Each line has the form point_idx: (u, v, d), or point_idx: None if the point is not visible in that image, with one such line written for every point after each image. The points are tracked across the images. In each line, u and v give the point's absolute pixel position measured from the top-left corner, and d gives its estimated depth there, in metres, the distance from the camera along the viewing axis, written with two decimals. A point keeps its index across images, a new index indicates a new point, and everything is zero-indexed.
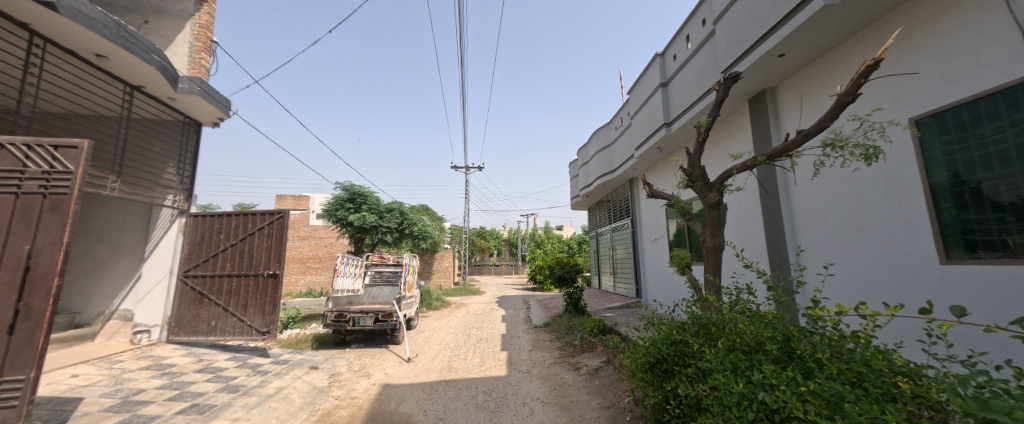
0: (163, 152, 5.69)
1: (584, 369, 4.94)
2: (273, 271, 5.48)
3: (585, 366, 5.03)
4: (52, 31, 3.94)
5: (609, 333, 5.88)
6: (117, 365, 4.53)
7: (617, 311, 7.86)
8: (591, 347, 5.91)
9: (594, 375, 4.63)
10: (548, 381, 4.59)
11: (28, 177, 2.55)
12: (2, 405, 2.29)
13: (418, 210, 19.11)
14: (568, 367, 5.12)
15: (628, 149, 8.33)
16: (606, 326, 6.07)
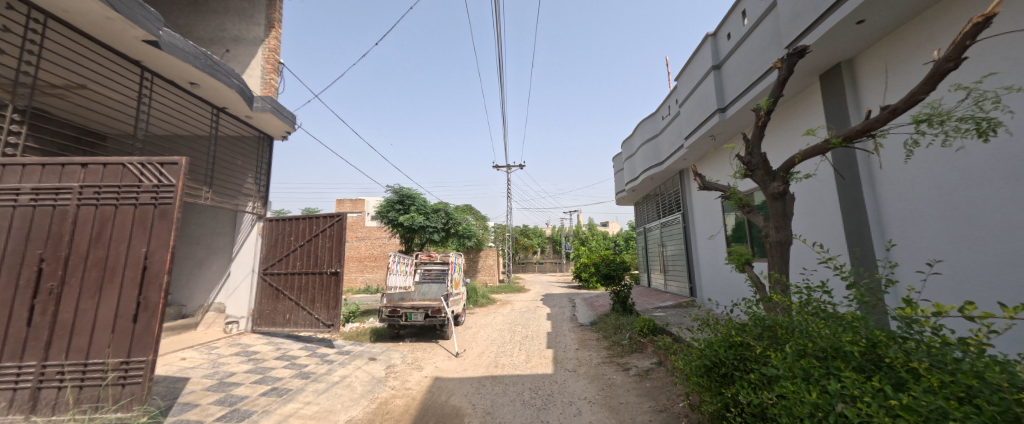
0: (242, 165, 6.43)
1: (633, 370, 4.76)
2: (334, 269, 5.97)
3: (635, 367, 4.84)
4: (157, 65, 4.60)
5: (660, 333, 5.60)
6: (214, 350, 5.23)
7: (669, 311, 7.48)
8: (641, 347, 5.68)
9: (645, 376, 4.44)
10: (596, 381, 4.48)
11: (143, 191, 3.00)
12: (131, 380, 2.75)
13: (463, 210, 19.66)
14: (617, 367, 4.96)
15: (677, 139, 7.86)
16: (657, 327, 5.81)
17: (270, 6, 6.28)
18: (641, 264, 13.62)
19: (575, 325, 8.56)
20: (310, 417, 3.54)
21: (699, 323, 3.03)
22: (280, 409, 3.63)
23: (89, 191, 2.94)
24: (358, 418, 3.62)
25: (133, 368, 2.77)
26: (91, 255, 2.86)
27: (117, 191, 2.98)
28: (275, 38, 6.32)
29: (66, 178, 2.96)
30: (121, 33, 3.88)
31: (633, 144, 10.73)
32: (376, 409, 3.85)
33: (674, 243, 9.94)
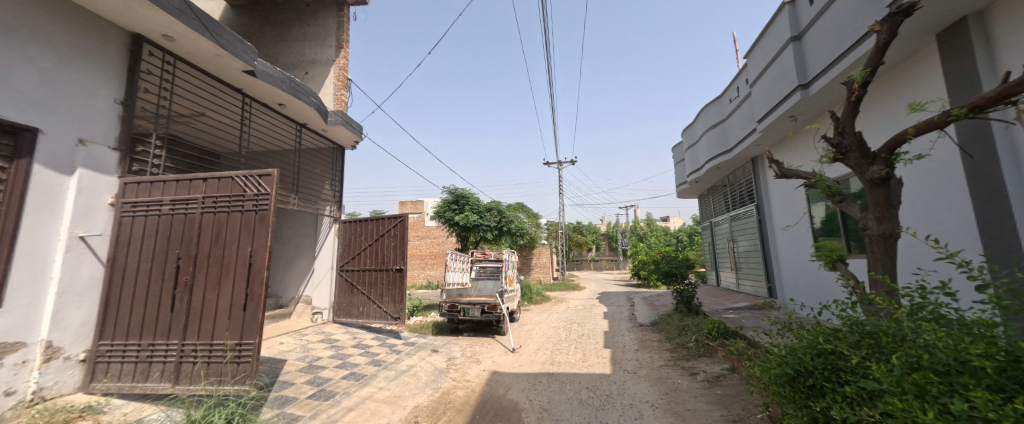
0: (320, 173, 7.19)
1: (701, 375, 4.43)
2: (399, 266, 6.41)
3: (703, 372, 4.50)
4: (254, 91, 5.33)
5: (733, 337, 5.11)
6: (304, 337, 5.93)
7: (744, 313, 6.81)
8: (710, 351, 5.25)
9: (715, 383, 4.10)
10: (659, 385, 4.25)
11: (247, 200, 3.48)
12: (244, 359, 3.19)
13: (515, 207, 19.87)
14: (682, 371, 4.65)
15: (748, 122, 7.12)
16: (730, 330, 5.25)
17: (340, 29, 6.92)
18: (707, 261, 12.62)
19: (635, 325, 8.20)
20: (382, 401, 3.87)
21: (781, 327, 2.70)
22: (358, 392, 4.00)
23: (209, 200, 3.51)
24: (423, 405, 3.86)
25: (245, 349, 3.21)
26: (211, 254, 3.41)
27: (228, 200, 3.50)
28: (344, 57, 6.95)
29: (192, 190, 3.56)
30: (226, 65, 4.54)
31: (696, 131, 9.95)
32: (440, 398, 4.07)
33: (746, 238, 9.06)
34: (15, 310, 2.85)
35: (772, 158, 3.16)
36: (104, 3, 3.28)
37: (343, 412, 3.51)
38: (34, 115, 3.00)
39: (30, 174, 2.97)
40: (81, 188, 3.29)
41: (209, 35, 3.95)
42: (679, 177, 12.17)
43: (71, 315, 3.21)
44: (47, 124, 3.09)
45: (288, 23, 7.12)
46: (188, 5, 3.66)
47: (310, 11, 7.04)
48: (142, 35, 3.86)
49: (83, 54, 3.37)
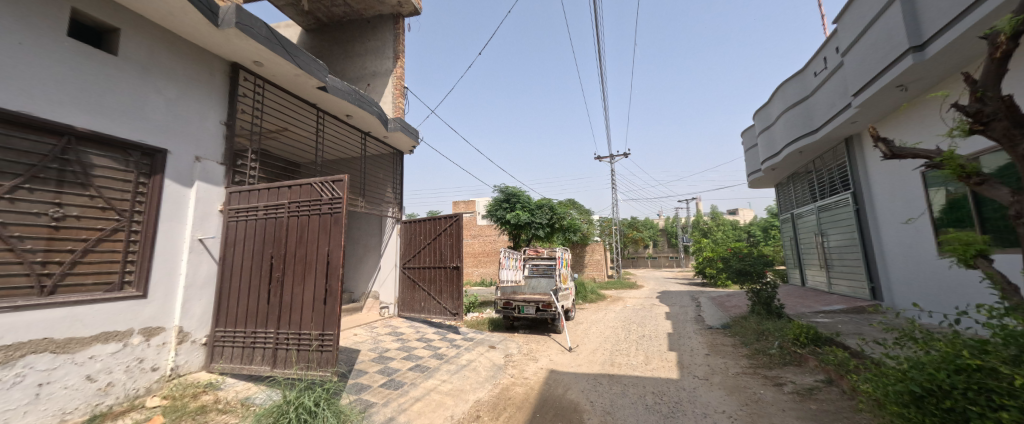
0: (383, 177, 7.72)
1: (788, 386, 3.98)
2: (455, 264, 6.69)
3: (790, 383, 4.04)
4: (327, 106, 5.84)
5: (826, 345, 4.52)
6: (374, 329, 6.42)
7: (838, 317, 5.99)
8: (797, 359, 4.70)
9: (807, 396, 3.65)
10: (737, 394, 3.91)
11: (325, 204, 3.82)
12: (326, 348, 3.52)
13: (565, 204, 19.61)
14: (763, 381, 4.23)
15: (839, 98, 6.26)
16: (823, 336, 4.69)
17: (396, 40, 7.36)
18: (788, 258, 11.38)
19: (703, 327, 7.64)
20: (446, 394, 4.05)
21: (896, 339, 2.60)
22: (424, 383, 4.24)
23: (294, 205, 3.93)
24: (484, 400, 3.98)
25: (327, 339, 3.52)
26: (297, 253, 3.82)
27: (309, 204, 3.88)
28: (401, 67, 7.37)
29: (281, 196, 4.01)
30: (304, 84, 5.02)
31: (770, 113, 8.97)
32: (500, 394, 4.17)
33: (839, 231, 8.00)
34: (155, 300, 3.47)
35: (877, 135, 2.61)
36: (209, 38, 3.84)
37: (411, 402, 3.74)
38: (163, 137, 3.59)
39: (162, 188, 3.58)
40: (198, 198, 3.88)
41: (290, 58, 4.40)
42: (751, 166, 11.08)
43: (195, 305, 3.81)
44: (172, 144, 3.69)
45: (352, 39, 7.72)
46: (273, 32, 4.11)
47: (370, 26, 7.58)
48: (238, 63, 4.42)
49: (196, 84, 3.98)
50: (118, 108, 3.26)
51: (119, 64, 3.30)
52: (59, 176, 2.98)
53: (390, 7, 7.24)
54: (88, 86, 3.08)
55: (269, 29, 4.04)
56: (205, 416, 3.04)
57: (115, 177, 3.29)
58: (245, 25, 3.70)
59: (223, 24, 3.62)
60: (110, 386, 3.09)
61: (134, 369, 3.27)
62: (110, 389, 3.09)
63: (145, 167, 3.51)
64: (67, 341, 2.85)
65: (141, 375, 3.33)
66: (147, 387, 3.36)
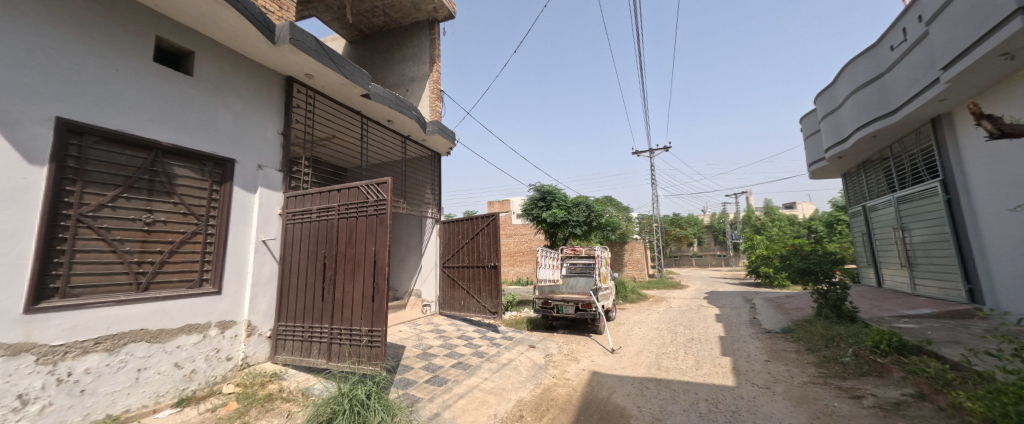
0: (422, 179, 8.00)
1: (864, 399, 3.60)
2: (493, 263, 6.78)
3: (866, 396, 3.65)
4: (371, 113, 6.09)
5: (913, 355, 4.03)
6: (417, 326, 6.66)
7: (924, 323, 5.33)
8: (875, 370, 4.24)
9: (892, 412, 3.25)
10: (804, 406, 3.60)
11: (371, 206, 4.01)
12: (375, 343, 3.70)
13: (602, 201, 19.15)
14: (832, 393, 3.86)
15: (923, 73, 5.55)
16: (909, 344, 4.17)
17: (432, 45, 7.58)
18: (860, 256, 10.32)
19: (760, 331, 7.13)
20: (488, 392, 4.11)
21: (1013, 354, 2.48)
22: (467, 380, 4.34)
23: (343, 208, 4.16)
24: (527, 400, 4.00)
25: (375, 335, 3.70)
26: (347, 253, 4.05)
27: (357, 207, 4.10)
28: (437, 71, 7.58)
29: (331, 199, 4.26)
30: (349, 93, 5.27)
31: (835, 94, 8.14)
32: (542, 394, 4.16)
33: (923, 225, 7.14)
34: (228, 296, 3.85)
35: (978, 113, 2.27)
36: (267, 54, 4.17)
37: (455, 398, 3.84)
38: (231, 149, 3.98)
39: (231, 194, 3.95)
40: (261, 203, 4.24)
41: (338, 69, 4.65)
42: (813, 154, 10.12)
43: (261, 301, 4.16)
44: (239, 155, 4.07)
45: (391, 47, 8.06)
46: (322, 46, 4.37)
47: (408, 34, 7.87)
48: (292, 76, 4.76)
49: (258, 98, 4.34)
50: (194, 124, 3.65)
51: (194, 84, 3.69)
52: (150, 185, 3.39)
53: (426, 13, 7.47)
54: (170, 105, 3.47)
55: (318, 42, 4.30)
56: (271, 404, 3.32)
57: (194, 185, 3.69)
58: (298, 40, 3.97)
59: (278, 41, 3.92)
60: (194, 373, 3.47)
61: (212, 358, 3.64)
62: (193, 375, 3.47)
63: (218, 176, 3.90)
64: (159, 332, 3.25)
65: (218, 364, 3.69)
66: (223, 374, 3.73)
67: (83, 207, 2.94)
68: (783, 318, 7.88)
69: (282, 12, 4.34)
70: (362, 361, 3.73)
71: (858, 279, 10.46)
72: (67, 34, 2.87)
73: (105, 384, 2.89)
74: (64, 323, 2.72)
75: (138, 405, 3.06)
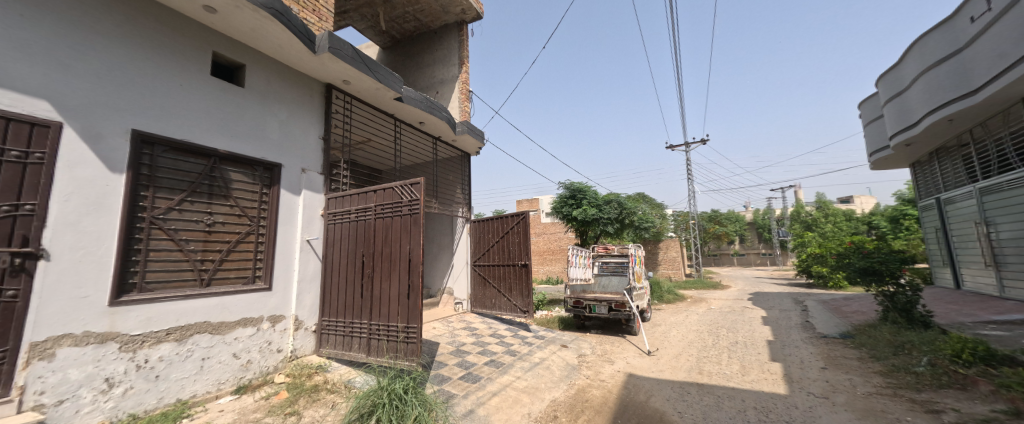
0: (452, 179, 8.16)
1: (941, 415, 3.25)
2: (524, 262, 6.79)
3: (944, 411, 3.29)
4: (404, 115, 6.26)
5: (1005, 369, 3.57)
6: (450, 323, 6.80)
7: (1016, 331, 4.71)
8: (954, 382, 3.81)
9: None
10: (870, 420, 3.30)
11: (406, 205, 4.15)
12: (411, 339, 3.82)
13: (634, 199, 18.61)
14: (900, 405, 3.52)
15: (1012, 47, 4.90)
16: (998, 354, 3.79)
17: (460, 46, 7.69)
18: (933, 254, 9.29)
19: (814, 336, 6.62)
20: (522, 391, 4.13)
21: None
22: (500, 378, 4.37)
23: (380, 208, 4.33)
24: (561, 400, 3.98)
25: (411, 332, 3.82)
26: (383, 251, 4.20)
27: (392, 207, 4.24)
28: (466, 72, 7.69)
29: (368, 200, 4.44)
30: (383, 96, 5.44)
31: (901, 75, 7.38)
32: (576, 395, 4.12)
33: (1013, 219, 6.33)
34: (278, 292, 4.12)
35: None
36: (308, 63, 4.42)
37: (489, 396, 3.89)
38: (278, 154, 4.25)
39: (279, 197, 4.23)
40: (305, 204, 4.49)
41: (372, 74, 4.82)
42: (874, 143, 9.22)
43: (307, 297, 4.41)
44: (285, 159, 4.34)
45: (422, 51, 8.27)
46: (358, 53, 4.55)
47: (438, 37, 8.03)
48: (331, 83, 5.01)
49: (301, 106, 4.61)
50: (246, 132, 3.94)
51: (246, 95, 3.99)
52: (210, 189, 3.70)
53: (454, 15, 7.59)
54: (225, 115, 3.77)
55: (355, 49, 4.48)
56: (318, 394, 3.53)
57: (246, 188, 3.98)
58: (335, 48, 4.17)
59: (319, 50, 4.13)
60: (249, 363, 3.75)
61: (265, 350, 3.92)
62: (249, 365, 3.75)
63: (267, 180, 4.18)
64: (219, 324, 3.55)
65: (270, 355, 3.97)
66: (275, 365, 4.00)
67: (154, 209, 3.27)
68: (840, 322, 7.26)
69: (322, 22, 4.57)
70: (400, 356, 3.87)
71: (933, 279, 9.47)
72: (139, 54, 3.19)
73: (175, 371, 3.20)
74: (141, 314, 3.03)
75: (204, 391, 3.36)
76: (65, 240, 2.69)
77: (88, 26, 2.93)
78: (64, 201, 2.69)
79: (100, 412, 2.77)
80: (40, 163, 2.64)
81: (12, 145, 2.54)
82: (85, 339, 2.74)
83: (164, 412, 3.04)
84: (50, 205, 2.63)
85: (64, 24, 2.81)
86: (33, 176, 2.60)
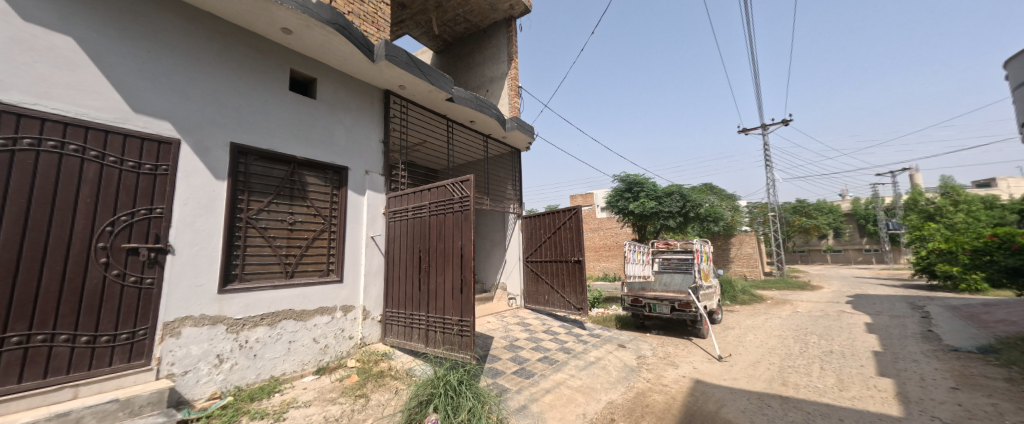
0: (503, 176, 8.27)
1: None
2: (577, 258, 6.66)
3: None
4: (456, 115, 6.43)
5: None
6: (504, 318, 6.91)
7: None
8: None
9: None
10: None
11: (457, 202, 4.28)
12: (465, 332, 3.95)
13: (701, 190, 17.13)
14: None
15: None
16: None
17: (509, 43, 7.72)
18: None
19: (938, 349, 5.49)
20: (576, 389, 4.05)
21: None
22: (553, 376, 4.33)
23: (434, 205, 4.52)
24: (618, 403, 3.82)
25: (465, 325, 3.95)
26: (438, 247, 4.39)
27: (445, 204, 4.40)
28: (515, 68, 7.70)
29: (424, 198, 4.66)
30: (436, 98, 5.64)
31: None
32: (635, 399, 3.92)
33: None
34: (348, 284, 4.53)
35: None
36: (368, 72, 4.76)
37: (542, 393, 3.87)
38: (345, 157, 4.65)
39: (347, 197, 4.63)
40: (369, 203, 4.86)
41: (425, 77, 5.02)
42: None
43: (373, 289, 4.78)
44: (351, 162, 4.73)
45: (472, 51, 8.46)
46: (411, 58, 4.78)
47: (487, 35, 8.14)
48: (389, 89, 5.33)
49: (363, 112, 4.98)
50: (318, 139, 4.38)
51: (317, 106, 4.42)
52: (292, 191, 4.17)
53: (503, 12, 7.64)
54: (301, 125, 4.22)
55: (408, 55, 4.72)
56: (383, 380, 3.82)
57: (320, 190, 4.43)
58: (391, 56, 4.43)
59: (376, 59, 4.42)
60: (327, 347, 4.19)
61: (339, 336, 4.34)
62: (327, 349, 4.19)
63: (337, 182, 4.61)
64: (301, 312, 4.00)
65: (344, 341, 4.39)
66: (348, 351, 4.42)
67: (249, 210, 3.79)
68: (976, 334, 5.92)
69: (379, 32, 4.88)
70: (455, 348, 4.02)
71: None
72: (233, 77, 3.71)
73: (269, 351, 3.69)
74: (242, 301, 3.53)
75: (291, 370, 3.84)
76: (185, 237, 3.24)
77: (197, 56, 3.47)
78: (183, 205, 3.24)
79: (214, 382, 3.29)
80: (166, 174, 3.19)
81: (146, 159, 3.09)
82: (202, 321, 3.28)
83: (261, 386, 3.53)
84: (173, 208, 3.19)
85: (179, 56, 3.36)
86: (161, 185, 3.16)
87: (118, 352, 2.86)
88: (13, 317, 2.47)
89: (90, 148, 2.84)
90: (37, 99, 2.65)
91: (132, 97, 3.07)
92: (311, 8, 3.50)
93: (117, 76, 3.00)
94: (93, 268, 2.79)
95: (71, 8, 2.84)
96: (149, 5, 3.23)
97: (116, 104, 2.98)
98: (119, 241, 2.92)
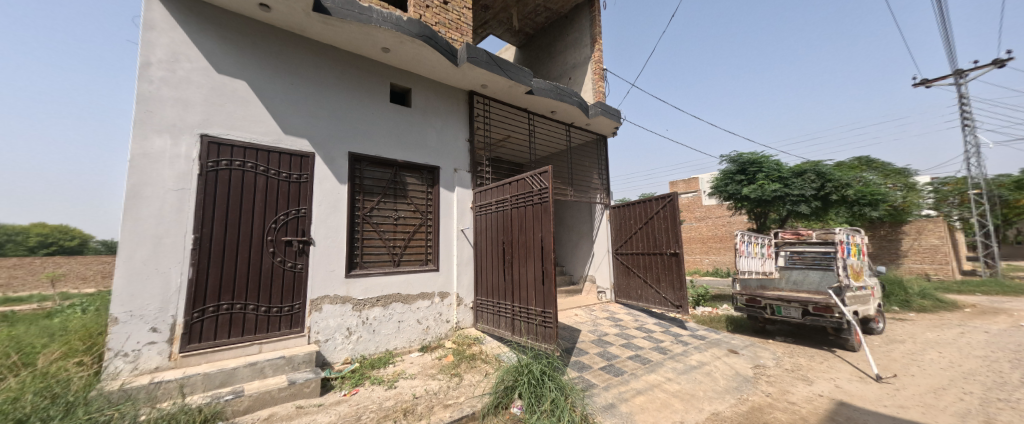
0: (588, 165, 8.00)
1: None
2: (674, 250, 6.03)
3: None
4: (536, 107, 6.41)
5: None
6: (593, 311, 6.70)
7: None
8: None
9: None
10: None
11: (536, 194, 4.29)
12: (547, 324, 3.96)
13: (850, 166, 13.64)
14: None
15: None
16: None
17: (592, 24, 7.35)
18: None
19: None
20: (673, 395, 3.69)
21: None
22: (646, 376, 4.03)
23: (516, 199, 4.61)
24: (725, 415, 3.36)
25: (548, 316, 3.96)
26: (520, 239, 4.48)
27: (526, 196, 4.45)
28: (599, 50, 7.30)
29: (506, 192, 4.80)
30: (516, 93, 5.73)
31: None
32: (748, 414, 3.39)
33: None
34: (445, 273, 5.00)
35: None
36: (454, 76, 5.09)
37: (632, 393, 3.64)
38: (437, 158, 5.11)
39: (440, 194, 5.08)
40: (459, 199, 5.26)
41: (504, 74, 5.11)
42: None
43: (465, 278, 5.18)
44: (442, 162, 5.17)
45: (554, 40, 8.32)
46: (491, 56, 4.93)
47: (569, 21, 7.90)
48: (473, 90, 5.63)
49: (451, 115, 5.37)
50: (414, 143, 4.89)
51: (412, 113, 4.94)
52: (396, 191, 4.76)
53: None
54: (399, 132, 4.78)
55: (489, 54, 4.88)
56: (474, 362, 4.13)
57: (417, 189, 4.96)
58: (472, 58, 4.65)
59: (459, 62, 4.70)
60: (428, 328, 4.72)
61: (438, 319, 4.83)
62: (428, 330, 4.71)
63: (431, 181, 5.10)
64: (407, 295, 4.58)
65: (442, 324, 4.87)
66: (446, 333, 4.90)
67: (364, 209, 4.46)
68: None
69: (463, 37, 5.18)
70: (539, 339, 4.07)
71: None
72: (348, 96, 4.39)
73: (384, 328, 4.33)
74: (362, 285, 4.23)
75: (401, 346, 4.44)
76: (321, 232, 4.02)
77: (322, 83, 4.22)
78: (318, 206, 4.03)
79: (346, 350, 4.03)
80: (307, 182, 4.01)
81: (293, 170, 3.93)
82: (335, 299, 4.04)
83: (379, 357, 4.18)
84: (313, 209, 4.00)
85: (310, 85, 4.13)
86: (304, 190, 3.98)
87: (283, 320, 3.73)
88: (223, 290, 3.44)
89: (259, 164, 3.72)
90: (228, 131, 3.59)
91: (282, 122, 3.91)
92: (403, 25, 3.92)
93: (272, 107, 3.86)
94: (266, 255, 3.69)
95: (243, 59, 3.75)
96: (290, 47, 4.04)
97: (272, 129, 3.84)
98: (280, 235, 3.79)
